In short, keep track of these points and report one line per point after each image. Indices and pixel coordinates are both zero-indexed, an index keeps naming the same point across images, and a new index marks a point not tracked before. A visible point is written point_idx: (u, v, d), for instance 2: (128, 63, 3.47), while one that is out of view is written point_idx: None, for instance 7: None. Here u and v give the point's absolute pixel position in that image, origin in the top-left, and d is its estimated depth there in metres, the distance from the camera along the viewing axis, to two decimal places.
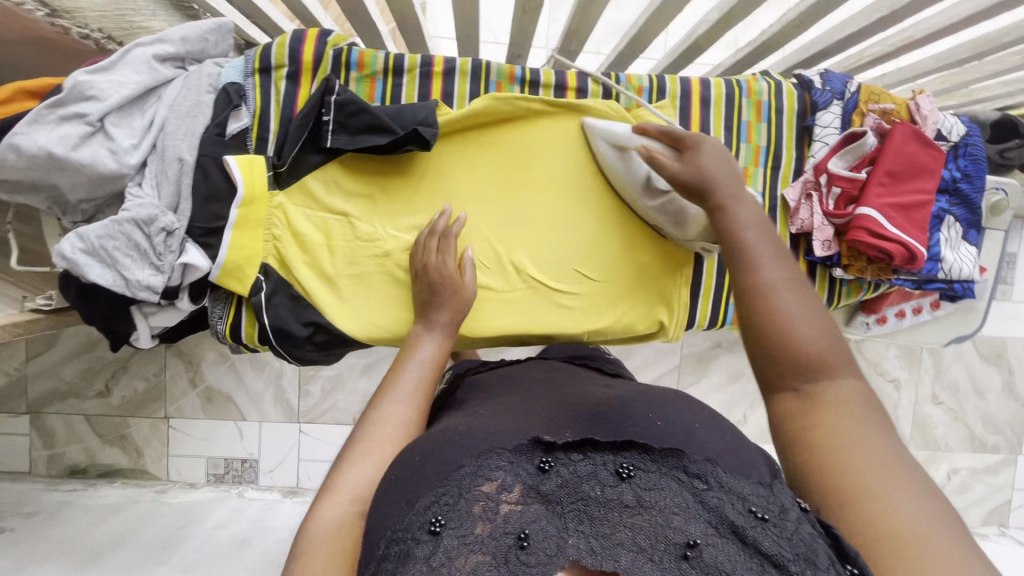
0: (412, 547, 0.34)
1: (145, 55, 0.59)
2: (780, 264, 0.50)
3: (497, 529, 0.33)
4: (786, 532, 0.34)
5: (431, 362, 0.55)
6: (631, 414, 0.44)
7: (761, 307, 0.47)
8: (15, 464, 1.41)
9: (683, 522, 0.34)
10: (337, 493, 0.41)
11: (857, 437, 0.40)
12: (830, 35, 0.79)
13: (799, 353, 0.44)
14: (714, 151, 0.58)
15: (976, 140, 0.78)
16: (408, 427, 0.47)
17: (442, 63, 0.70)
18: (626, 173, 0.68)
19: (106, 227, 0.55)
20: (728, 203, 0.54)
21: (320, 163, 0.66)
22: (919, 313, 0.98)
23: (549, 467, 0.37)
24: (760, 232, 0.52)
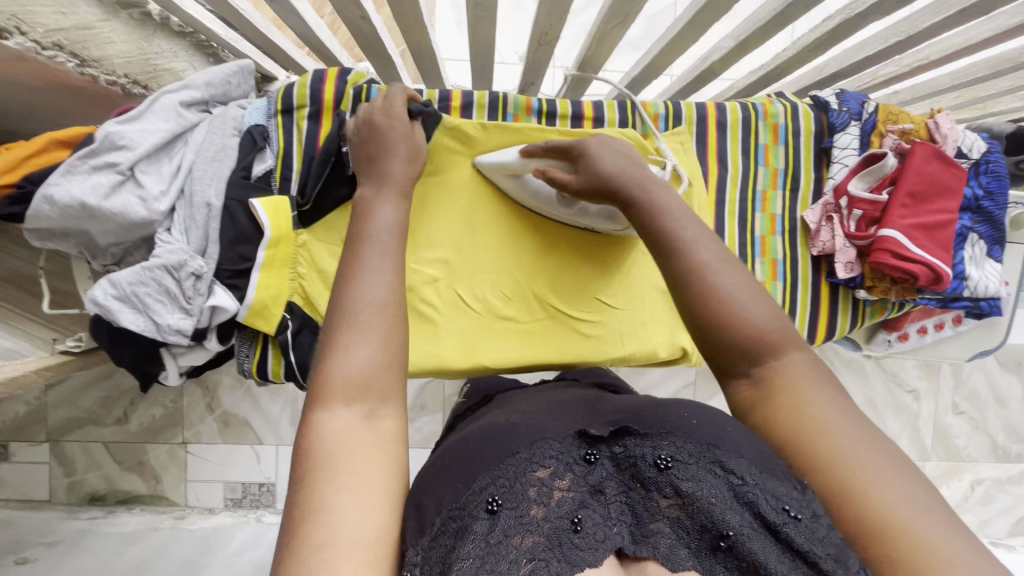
0: (470, 523, 0.35)
1: (172, 102, 0.60)
2: (715, 250, 0.46)
3: (551, 512, 0.35)
4: (818, 533, 0.34)
5: (395, 229, 0.49)
6: (660, 416, 0.40)
7: (694, 296, 0.45)
8: (36, 492, 1.42)
9: (721, 513, 0.34)
10: (332, 404, 0.40)
11: (828, 422, 0.40)
12: (844, 57, 0.80)
13: (748, 339, 0.43)
14: (607, 150, 0.55)
15: (997, 157, 0.77)
16: (390, 308, 0.44)
17: (460, 97, 0.71)
18: (531, 193, 0.66)
19: (136, 274, 0.56)
20: (637, 200, 0.50)
21: (346, 196, 0.66)
22: (941, 328, 0.97)
23: (594, 458, 0.38)
24: (682, 221, 0.48)
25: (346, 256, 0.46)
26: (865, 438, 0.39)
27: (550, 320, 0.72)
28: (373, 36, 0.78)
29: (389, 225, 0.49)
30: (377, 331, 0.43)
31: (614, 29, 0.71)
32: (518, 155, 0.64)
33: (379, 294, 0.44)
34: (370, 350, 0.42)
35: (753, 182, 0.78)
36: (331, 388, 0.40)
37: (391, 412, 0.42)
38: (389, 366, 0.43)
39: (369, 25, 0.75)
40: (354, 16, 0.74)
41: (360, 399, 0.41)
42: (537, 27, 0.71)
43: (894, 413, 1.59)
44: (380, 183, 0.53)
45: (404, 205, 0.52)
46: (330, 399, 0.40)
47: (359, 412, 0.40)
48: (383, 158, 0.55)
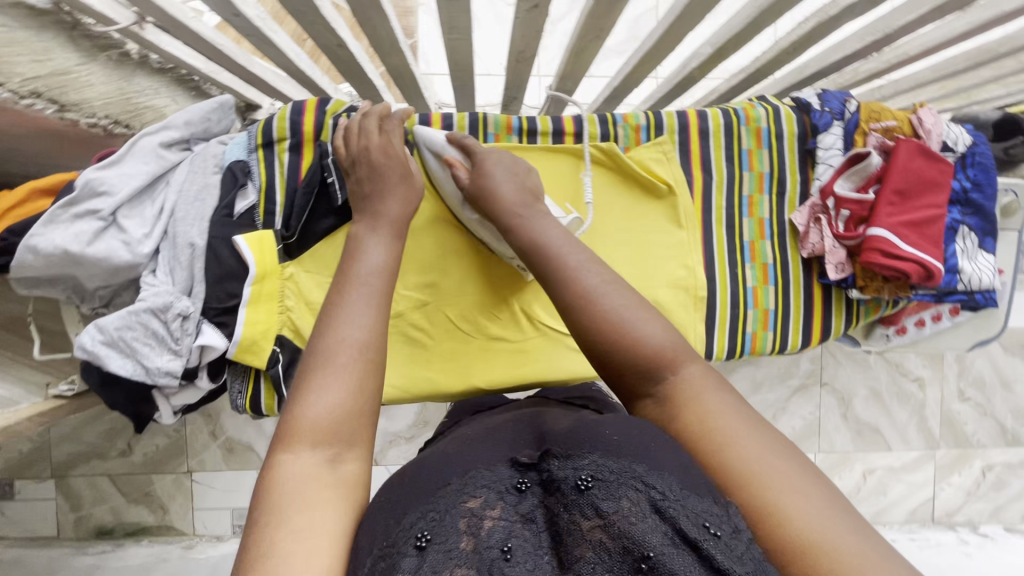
0: (398, 561, 0.34)
1: (151, 143, 0.60)
2: (598, 275, 0.50)
3: (480, 543, 0.33)
4: (736, 550, 0.34)
5: (381, 269, 0.51)
6: (587, 433, 0.40)
7: (585, 320, 0.48)
8: (44, 528, 1.42)
9: (641, 532, 0.32)
10: (296, 445, 0.41)
11: (732, 424, 0.43)
12: (824, 57, 0.80)
13: (643, 359, 0.46)
14: (508, 174, 0.60)
15: (982, 149, 0.77)
16: (367, 351, 0.46)
17: (440, 120, 0.71)
18: (446, 188, 0.66)
19: (123, 318, 0.56)
20: (518, 222, 0.55)
21: (332, 226, 0.66)
22: (939, 320, 0.96)
23: (526, 487, 0.37)
24: (558, 247, 0.52)
25: (330, 297, 0.48)
26: (761, 438, 0.42)
27: (541, 340, 0.72)
28: (353, 63, 0.78)
29: (377, 268, 0.52)
30: (351, 375, 0.44)
31: (590, 44, 0.71)
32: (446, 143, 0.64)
33: (358, 336, 0.46)
34: (342, 393, 0.44)
35: (740, 187, 0.78)
36: (297, 430, 0.42)
37: (355, 457, 0.43)
38: (358, 410, 0.44)
39: (347, 52, 0.75)
40: (330, 44, 0.73)
41: (326, 443, 0.42)
42: (513, 45, 0.71)
43: (899, 403, 1.58)
44: (376, 221, 0.56)
45: (394, 249, 0.54)
46: (295, 442, 0.41)
47: (323, 456, 0.41)
48: (378, 198, 0.58)
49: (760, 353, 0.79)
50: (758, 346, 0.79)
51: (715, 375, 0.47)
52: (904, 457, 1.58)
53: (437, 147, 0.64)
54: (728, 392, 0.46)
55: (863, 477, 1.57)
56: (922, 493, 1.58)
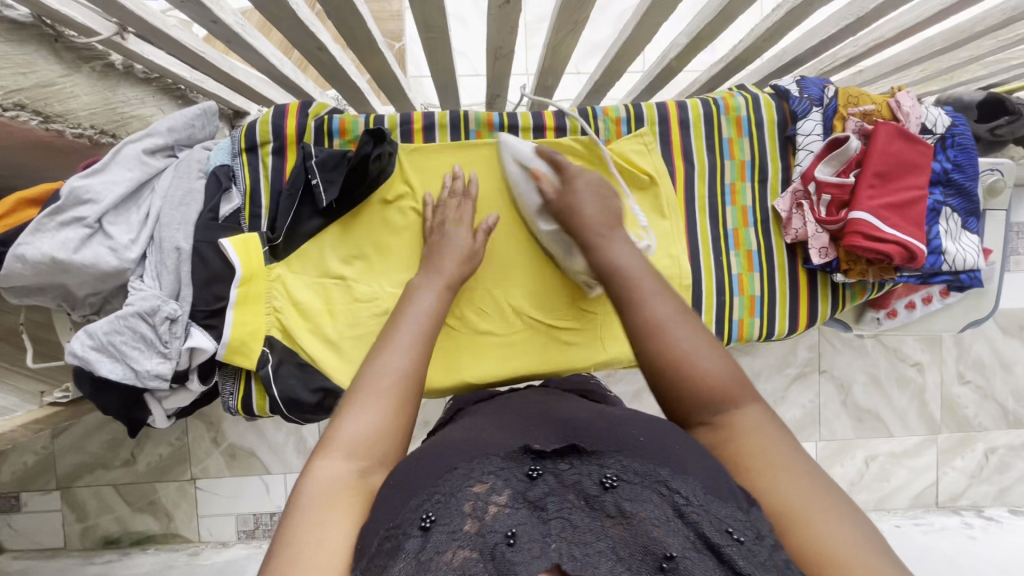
0: (402, 541, 0.36)
1: (135, 150, 0.61)
2: (673, 306, 0.51)
3: (484, 526, 0.35)
4: (759, 555, 0.36)
5: (430, 311, 0.56)
6: (612, 434, 0.43)
7: (653, 346, 0.49)
8: (51, 539, 1.43)
9: (663, 535, 0.35)
10: (330, 453, 0.44)
11: (784, 460, 0.44)
12: (802, 42, 0.80)
13: (705, 390, 0.47)
14: (591, 190, 0.64)
15: (961, 129, 0.77)
16: (407, 379, 0.49)
17: (421, 118, 0.71)
18: (526, 195, 0.69)
19: (111, 323, 0.57)
20: (599, 242, 0.58)
21: (317, 227, 0.68)
22: (929, 302, 0.96)
23: (537, 475, 0.38)
24: (637, 271, 0.54)
25: (380, 336, 0.52)
26: (809, 478, 0.43)
27: (530, 333, 0.73)
28: (335, 66, 0.79)
29: (426, 309, 0.56)
30: (390, 400, 0.48)
31: (566, 38, 0.72)
32: (532, 151, 0.69)
33: (401, 368, 0.50)
34: (379, 415, 0.47)
35: (721, 176, 0.78)
36: (333, 442, 0.45)
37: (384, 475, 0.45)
38: (392, 432, 0.47)
39: (327, 55, 0.76)
40: (310, 47, 0.74)
41: (360, 455, 0.45)
42: (491, 42, 0.71)
43: (899, 388, 1.58)
44: (431, 275, 0.61)
45: (443, 294, 0.59)
46: (332, 451, 0.44)
47: (354, 467, 0.44)
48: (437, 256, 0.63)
49: (748, 340, 0.80)
50: (746, 333, 0.79)
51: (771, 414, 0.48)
52: (905, 443, 1.58)
53: (525, 157, 0.69)
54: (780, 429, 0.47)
55: (865, 464, 1.57)
56: (925, 478, 1.58)
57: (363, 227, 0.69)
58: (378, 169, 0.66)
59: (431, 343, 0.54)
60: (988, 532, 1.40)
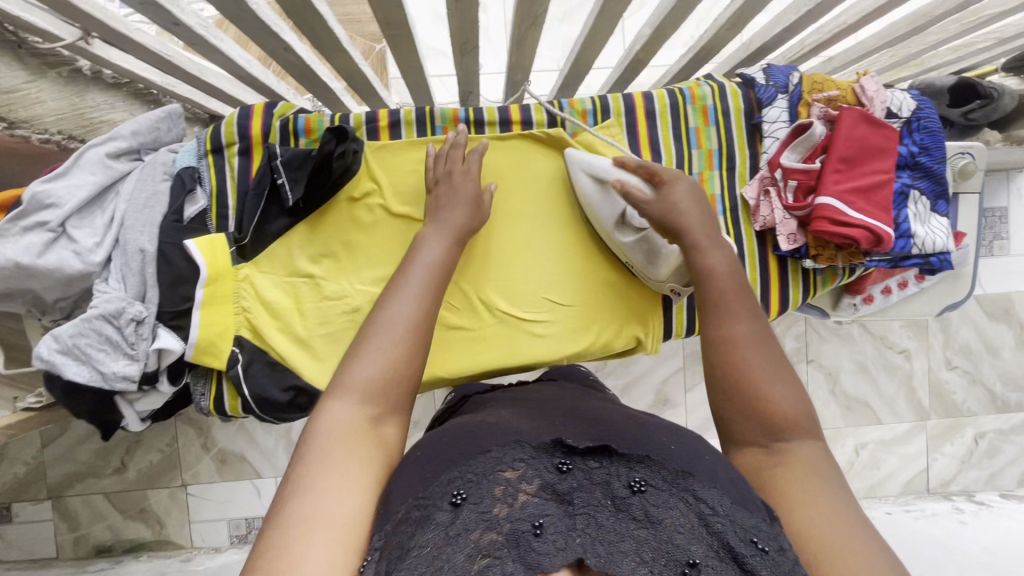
0: (433, 513, 0.39)
1: (98, 154, 0.61)
2: (752, 323, 0.55)
3: (513, 511, 0.38)
4: (784, 566, 0.38)
5: (435, 264, 0.57)
6: (644, 437, 0.46)
7: (726, 359, 0.54)
8: (44, 549, 1.43)
9: (686, 541, 0.38)
10: (343, 397, 0.47)
11: (832, 504, 0.45)
12: (766, 31, 0.81)
13: (771, 414, 0.50)
14: (687, 189, 0.64)
15: (927, 113, 0.78)
16: (413, 325, 0.52)
17: (387, 116, 0.72)
18: (601, 207, 0.69)
19: (76, 326, 0.57)
20: (701, 244, 0.60)
21: (284, 226, 0.68)
22: (905, 287, 0.96)
23: (567, 469, 0.42)
24: (729, 276, 0.58)
25: (388, 284, 0.54)
26: (853, 527, 0.43)
27: (503, 326, 0.73)
28: (303, 67, 0.80)
29: (433, 259, 0.57)
30: (399, 347, 0.50)
31: (530, 31, 0.72)
32: (608, 163, 0.69)
33: (407, 313, 0.52)
34: (386, 362, 0.49)
35: (689, 165, 0.78)
36: (344, 386, 0.47)
37: (393, 424, 0.48)
38: (400, 380, 0.49)
39: (293, 55, 0.76)
40: (276, 48, 0.74)
41: (372, 402, 0.48)
42: (455, 38, 0.72)
43: (887, 376, 1.58)
44: (439, 225, 0.61)
45: (452, 245, 0.60)
46: (345, 394, 0.47)
47: (367, 413, 0.47)
48: (448, 206, 0.63)
49: None
50: None
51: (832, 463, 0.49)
52: (895, 430, 1.58)
53: (600, 172, 0.69)
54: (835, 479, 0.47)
55: (855, 452, 1.57)
56: (915, 464, 1.58)
57: (330, 225, 0.70)
58: (341, 166, 0.67)
59: (439, 295, 0.56)
60: (979, 516, 1.36)
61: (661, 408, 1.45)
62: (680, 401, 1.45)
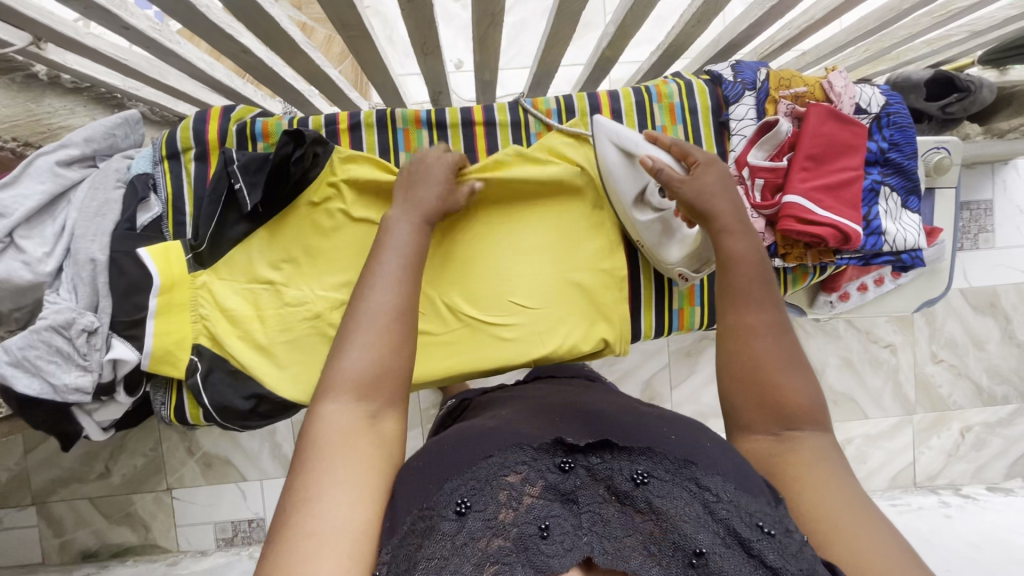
0: (438, 523, 0.38)
1: (47, 163, 0.60)
2: (770, 312, 0.55)
3: (520, 516, 0.37)
4: (790, 549, 0.38)
5: (410, 247, 0.54)
6: (648, 430, 0.46)
7: (739, 351, 0.53)
8: (28, 555, 1.42)
9: (692, 531, 0.37)
10: (336, 398, 0.46)
11: (848, 498, 0.45)
12: (734, 27, 0.80)
13: (786, 403, 0.50)
14: (721, 175, 0.63)
15: (897, 108, 0.77)
16: (396, 313, 0.50)
17: (347, 118, 0.71)
18: (626, 179, 0.68)
19: (25, 338, 0.56)
20: (731, 228, 0.59)
21: (244, 232, 0.68)
22: (881, 283, 0.96)
23: (569, 467, 0.41)
24: (752, 262, 0.57)
25: (365, 268, 0.52)
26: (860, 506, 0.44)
27: (467, 331, 0.72)
28: (265, 69, 0.79)
29: (406, 240, 0.55)
30: (387, 337, 0.48)
31: (491, 30, 0.71)
32: (639, 137, 0.67)
33: (390, 302, 0.50)
34: (375, 355, 0.48)
35: None
36: (337, 386, 0.46)
37: (391, 416, 0.47)
38: (396, 371, 0.48)
39: (253, 57, 0.74)
40: (234, 51, 0.73)
41: (368, 398, 0.47)
42: (414, 38, 0.71)
43: (873, 371, 1.57)
44: (410, 205, 0.58)
45: (422, 227, 0.57)
46: (337, 395, 0.46)
47: (363, 411, 0.46)
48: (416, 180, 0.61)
49: (689, 329, 0.82)
50: (686, 321, 0.81)
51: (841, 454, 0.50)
52: (882, 425, 1.58)
53: (630, 143, 0.67)
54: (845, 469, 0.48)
55: (842, 447, 1.57)
56: (902, 458, 1.58)
57: (289, 232, 0.69)
58: (299, 170, 0.66)
59: (421, 273, 0.54)
60: (964, 510, 1.36)
61: None
62: (666, 398, 1.44)
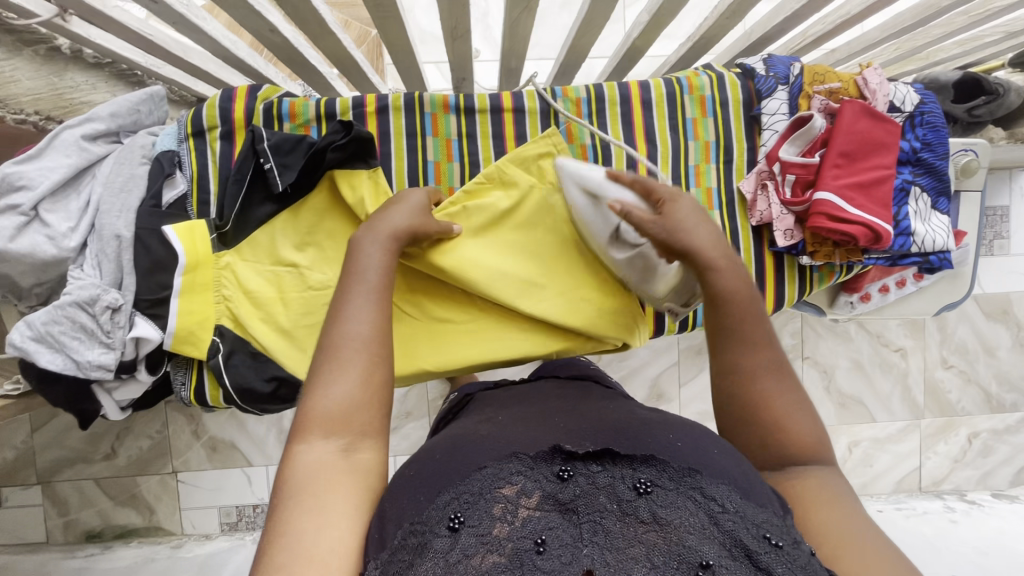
0: (431, 539, 0.37)
1: (73, 137, 0.60)
2: (762, 352, 0.54)
3: (514, 531, 0.36)
4: (799, 560, 0.37)
5: (382, 269, 0.53)
6: (651, 435, 0.45)
7: (742, 388, 0.53)
8: (33, 534, 1.42)
9: (696, 542, 0.36)
10: (308, 437, 0.44)
11: (857, 524, 0.43)
12: (768, 21, 0.78)
13: (791, 444, 0.49)
14: (690, 207, 0.60)
15: (931, 107, 0.76)
16: (367, 343, 0.48)
17: (374, 101, 0.70)
18: (597, 222, 0.65)
19: (49, 313, 0.55)
20: (717, 265, 0.56)
21: (270, 213, 0.67)
22: (903, 285, 0.96)
23: (568, 475, 0.40)
24: (746, 297, 0.56)
25: (336, 295, 0.50)
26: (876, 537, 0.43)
27: (484, 321, 0.71)
28: (290, 49, 0.77)
29: (378, 265, 0.53)
30: (357, 368, 0.47)
31: (523, 15, 0.70)
32: (602, 176, 0.63)
33: (362, 330, 0.49)
34: (348, 387, 0.46)
35: (685, 158, 0.77)
36: (311, 422, 0.45)
37: (368, 446, 0.46)
38: (369, 402, 0.46)
39: (279, 37, 0.73)
40: (261, 29, 0.72)
41: (339, 432, 0.45)
42: (445, 21, 0.69)
43: (882, 374, 1.57)
44: (374, 230, 0.56)
45: (393, 248, 0.55)
46: (310, 432, 0.44)
47: (336, 446, 0.44)
48: (383, 211, 0.59)
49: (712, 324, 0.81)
50: None
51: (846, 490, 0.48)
52: (889, 428, 1.57)
53: (595, 186, 0.63)
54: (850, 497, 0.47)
55: (849, 450, 1.56)
56: (908, 463, 1.58)
57: (314, 215, 0.68)
58: (336, 158, 0.65)
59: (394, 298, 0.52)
60: (970, 515, 1.35)
61: (656, 402, 1.44)
62: (674, 395, 1.44)
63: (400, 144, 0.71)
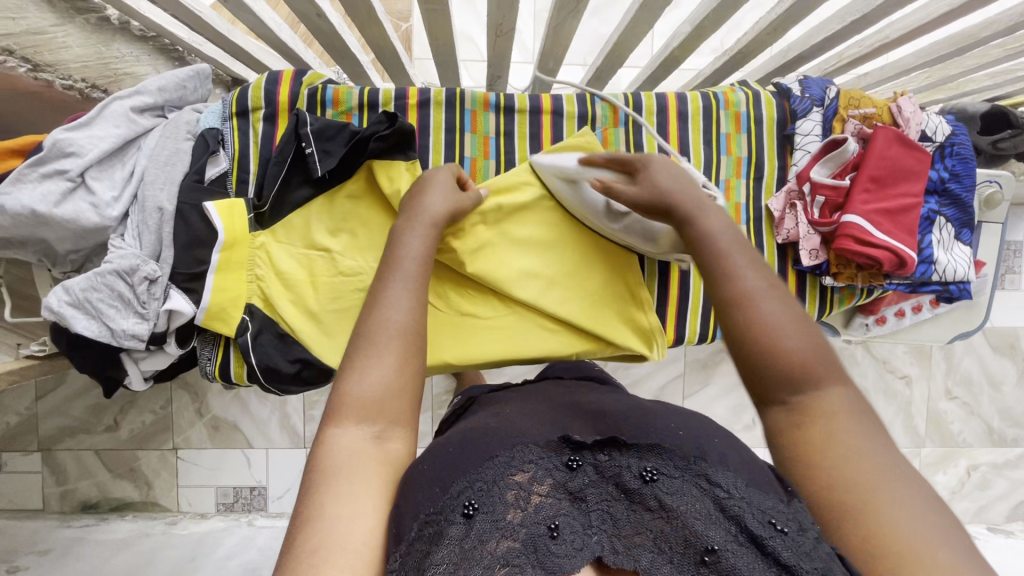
0: (446, 527, 0.36)
1: (122, 107, 0.61)
2: (757, 273, 0.48)
3: (529, 516, 0.35)
4: (804, 547, 0.34)
5: (420, 256, 0.53)
6: (652, 425, 0.44)
7: (742, 320, 0.46)
8: (29, 501, 1.42)
9: (703, 527, 0.34)
10: (342, 423, 0.44)
11: (867, 477, 0.39)
12: (807, 40, 0.79)
13: (795, 371, 0.44)
14: (666, 168, 0.57)
15: (962, 139, 0.77)
16: (404, 332, 0.48)
17: (417, 94, 0.71)
18: (583, 203, 0.68)
19: (89, 280, 0.56)
20: (693, 216, 0.53)
21: (307, 197, 0.68)
22: (919, 311, 0.96)
23: (577, 465, 0.39)
24: (728, 240, 0.50)
25: (375, 284, 0.51)
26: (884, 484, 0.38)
27: (513, 317, 0.72)
28: (334, 35, 0.78)
29: (415, 253, 0.53)
30: (393, 355, 0.47)
31: (567, 18, 0.71)
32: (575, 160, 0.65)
33: (399, 320, 0.49)
34: (384, 374, 0.46)
35: (716, 172, 0.78)
36: (346, 407, 0.45)
37: (399, 435, 0.45)
38: (403, 390, 0.47)
39: (326, 23, 0.74)
40: (309, 14, 0.73)
41: (372, 420, 0.45)
42: (491, 18, 0.70)
43: (885, 400, 1.57)
44: (414, 216, 0.57)
45: (432, 235, 0.56)
46: (343, 418, 0.44)
47: (369, 433, 0.44)
48: (420, 198, 0.59)
49: None
50: None
51: (864, 408, 0.43)
52: None
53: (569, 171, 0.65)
54: (878, 430, 0.42)
55: None
56: None
57: (349, 202, 0.69)
58: (378, 148, 0.66)
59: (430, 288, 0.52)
60: None
61: None
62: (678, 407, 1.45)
63: (438, 141, 0.72)
